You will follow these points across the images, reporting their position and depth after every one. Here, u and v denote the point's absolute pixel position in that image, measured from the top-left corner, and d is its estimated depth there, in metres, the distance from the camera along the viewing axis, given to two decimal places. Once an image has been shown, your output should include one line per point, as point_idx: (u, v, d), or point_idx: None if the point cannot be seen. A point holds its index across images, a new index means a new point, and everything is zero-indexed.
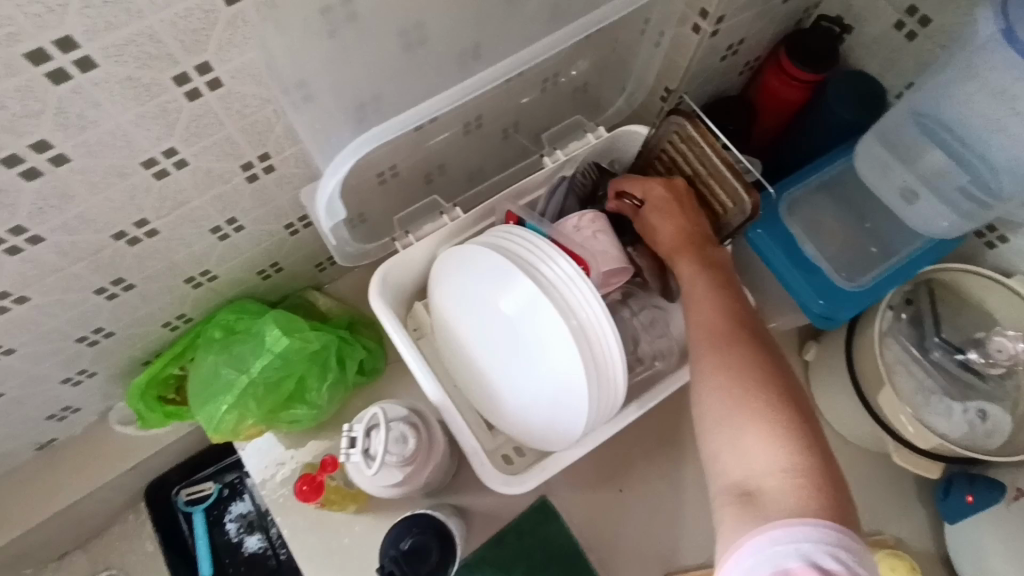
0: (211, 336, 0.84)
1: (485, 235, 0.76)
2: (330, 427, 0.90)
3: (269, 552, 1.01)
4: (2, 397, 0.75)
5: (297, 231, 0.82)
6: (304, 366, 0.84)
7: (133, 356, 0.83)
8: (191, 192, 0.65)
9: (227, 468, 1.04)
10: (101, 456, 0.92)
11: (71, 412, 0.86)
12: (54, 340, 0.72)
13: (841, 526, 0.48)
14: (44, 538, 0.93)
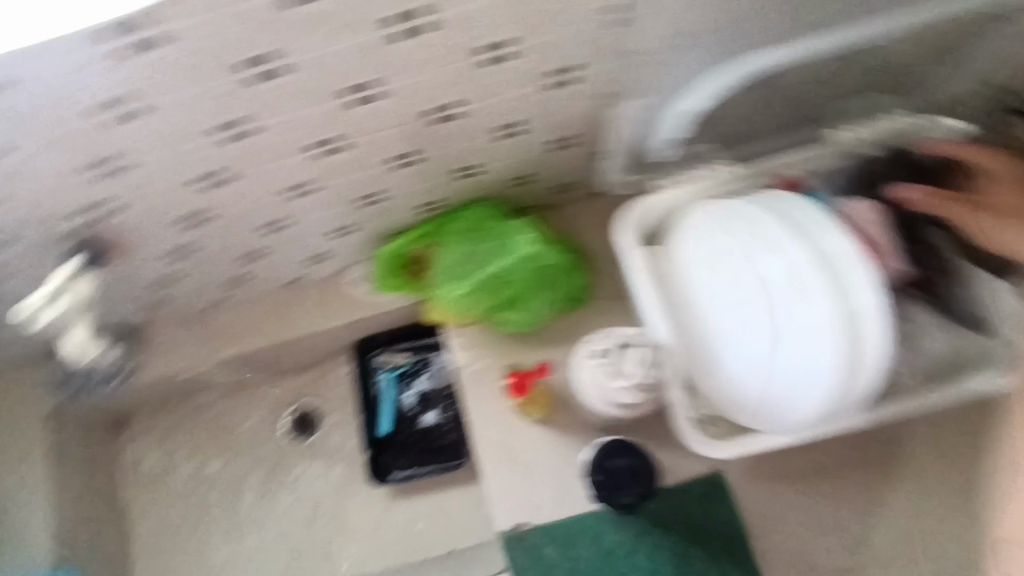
0: (459, 226, 0.91)
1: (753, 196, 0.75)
2: (531, 341, 0.98)
3: (442, 431, 1.11)
4: (294, 228, 0.88)
5: (563, 148, 0.85)
6: (540, 273, 0.88)
7: (391, 225, 0.93)
8: (502, 88, 0.69)
9: (421, 346, 1.13)
10: (331, 304, 1.02)
11: (322, 259, 0.97)
12: (349, 190, 0.82)
13: None
14: (277, 358, 1.09)
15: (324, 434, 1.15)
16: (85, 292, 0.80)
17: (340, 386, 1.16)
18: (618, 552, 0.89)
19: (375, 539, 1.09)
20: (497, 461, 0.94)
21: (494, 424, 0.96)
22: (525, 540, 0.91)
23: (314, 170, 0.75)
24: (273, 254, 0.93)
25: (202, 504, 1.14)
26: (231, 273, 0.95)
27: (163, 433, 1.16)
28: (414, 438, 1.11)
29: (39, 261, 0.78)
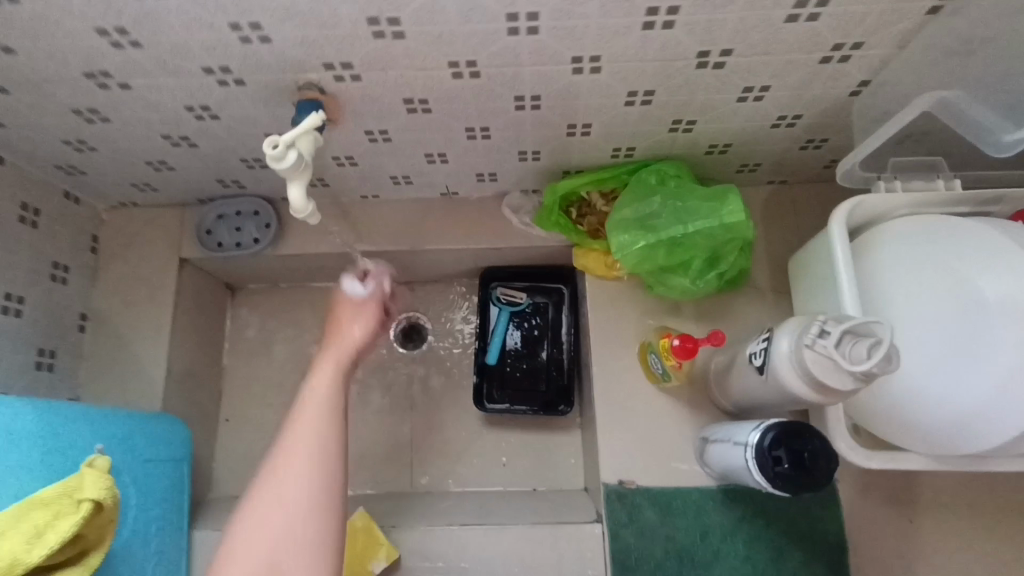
0: (647, 178, 0.87)
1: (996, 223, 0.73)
2: (675, 308, 0.98)
3: (542, 378, 1.11)
4: (483, 141, 0.85)
5: (779, 126, 0.82)
6: (722, 243, 0.85)
7: (573, 161, 0.91)
8: (778, 50, 0.65)
9: (543, 289, 1.13)
10: (480, 225, 1.04)
11: (494, 180, 0.98)
12: (559, 117, 0.79)
13: None
14: (407, 263, 1.10)
15: (431, 348, 1.16)
16: (309, 129, 0.66)
17: (456, 306, 1.18)
18: (717, 533, 0.90)
19: (461, 461, 1.11)
20: (613, 415, 0.95)
21: (618, 380, 0.97)
22: (627, 497, 0.92)
23: (547, 89, 0.71)
24: (449, 162, 0.92)
25: (300, 385, 1.17)
26: (401, 170, 0.94)
27: (281, 307, 1.21)
28: (517, 375, 1.11)
29: (248, 113, 0.77)
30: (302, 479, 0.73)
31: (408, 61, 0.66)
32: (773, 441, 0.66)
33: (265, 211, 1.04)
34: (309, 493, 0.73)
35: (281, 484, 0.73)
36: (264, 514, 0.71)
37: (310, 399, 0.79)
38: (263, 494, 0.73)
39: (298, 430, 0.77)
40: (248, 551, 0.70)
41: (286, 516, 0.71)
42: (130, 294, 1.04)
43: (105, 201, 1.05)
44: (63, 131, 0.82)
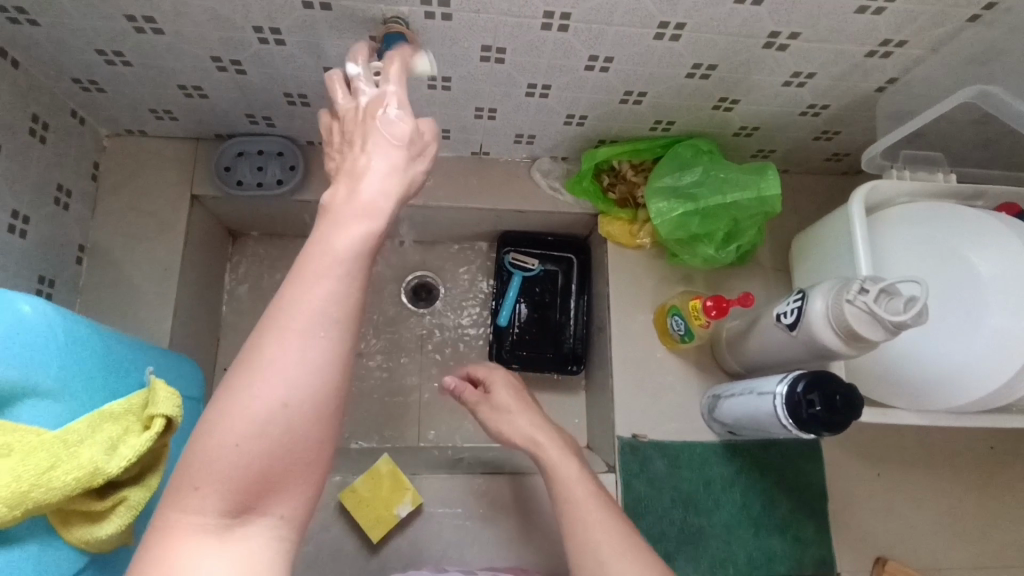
0: (685, 150, 0.94)
1: (996, 215, 0.81)
2: (687, 278, 1.05)
3: (550, 341, 1.15)
4: (538, 100, 0.88)
5: (805, 114, 0.90)
6: (751, 218, 0.93)
7: (612, 130, 0.96)
8: (836, 39, 0.73)
9: (555, 257, 1.16)
10: (507, 186, 1.06)
11: (530, 142, 1.01)
12: (621, 83, 0.84)
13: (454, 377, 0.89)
14: (428, 218, 1.10)
15: (442, 307, 1.18)
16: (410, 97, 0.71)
17: (466, 267, 1.20)
18: (718, 483, 0.97)
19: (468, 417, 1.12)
20: (629, 374, 1.00)
21: (633, 340, 1.02)
22: (639, 450, 0.97)
23: (623, 51, 0.77)
24: (495, 119, 0.94)
25: None
26: (444, 123, 0.95)
27: (283, 257, 1.17)
28: (526, 338, 1.15)
29: (319, 41, 0.76)
30: (325, 368, 0.47)
31: (507, 5, 0.69)
32: (806, 390, 0.73)
33: (291, 152, 1.01)
34: (323, 375, 0.47)
35: (288, 365, 0.46)
36: (260, 397, 0.45)
37: (334, 247, 0.50)
38: (254, 378, 0.46)
39: (310, 293, 0.48)
40: (241, 432, 0.44)
41: (287, 416, 0.45)
42: (135, 227, 0.98)
43: (111, 126, 0.98)
44: (105, 36, 0.77)
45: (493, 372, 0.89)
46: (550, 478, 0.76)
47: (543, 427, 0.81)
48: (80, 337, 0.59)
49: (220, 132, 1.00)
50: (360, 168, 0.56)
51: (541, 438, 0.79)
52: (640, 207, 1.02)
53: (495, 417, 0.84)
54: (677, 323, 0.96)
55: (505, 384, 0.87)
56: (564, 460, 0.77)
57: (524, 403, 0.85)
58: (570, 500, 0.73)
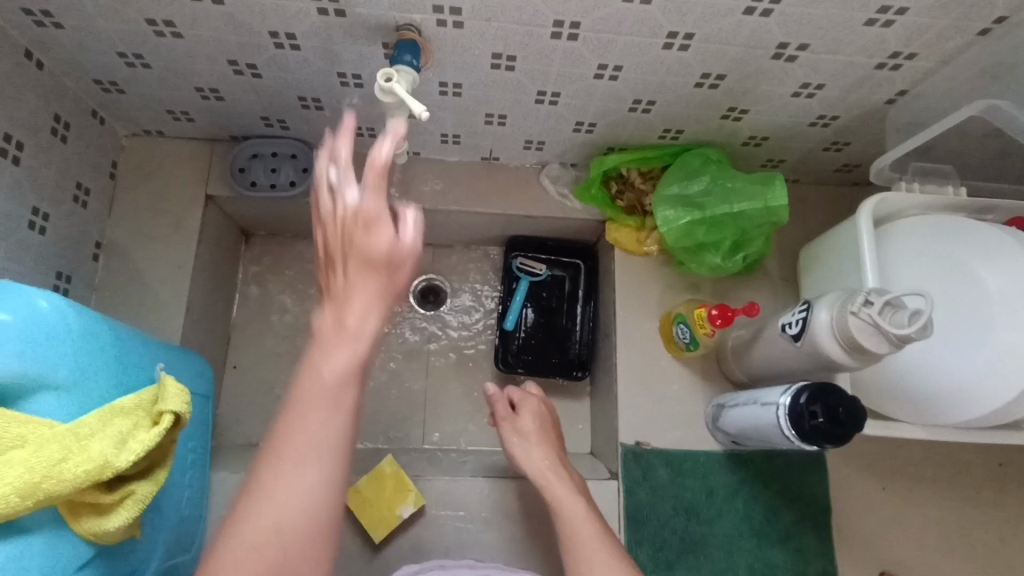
0: (693, 159, 0.94)
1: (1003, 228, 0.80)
2: (694, 286, 1.05)
3: (556, 346, 1.15)
4: (547, 107, 0.89)
5: (814, 125, 0.90)
6: (758, 228, 0.93)
7: (621, 138, 0.96)
8: (845, 51, 0.74)
9: (563, 263, 1.17)
10: (515, 191, 1.06)
11: (539, 149, 1.02)
12: (630, 91, 0.84)
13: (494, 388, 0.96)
14: (437, 222, 1.11)
15: (449, 310, 1.19)
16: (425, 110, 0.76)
17: (474, 271, 1.21)
18: (721, 493, 0.97)
19: (473, 420, 1.13)
20: (634, 381, 1.00)
21: (639, 347, 1.02)
22: (642, 457, 0.97)
23: (632, 60, 0.77)
24: (505, 125, 0.95)
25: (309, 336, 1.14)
26: (454, 128, 0.97)
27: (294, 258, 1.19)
28: (531, 343, 1.15)
29: (333, 47, 0.78)
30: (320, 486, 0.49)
31: (517, 14, 0.70)
32: (809, 402, 0.73)
33: (303, 155, 1.03)
34: (317, 500, 0.49)
35: (286, 484, 0.48)
36: (256, 526, 0.47)
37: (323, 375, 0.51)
38: (251, 511, 0.48)
39: (304, 425, 0.50)
40: (243, 562, 0.46)
41: (286, 541, 0.47)
42: (150, 225, 1.00)
43: (129, 126, 1.00)
44: (126, 40, 0.79)
45: (525, 395, 0.96)
46: (556, 513, 0.80)
47: (555, 467, 0.86)
48: (93, 332, 0.61)
49: (235, 134, 1.02)
50: (346, 289, 0.53)
51: (552, 471, 0.85)
52: (648, 215, 1.02)
53: (517, 441, 0.91)
54: (682, 331, 0.97)
55: (533, 411, 0.94)
56: (569, 496, 0.81)
57: (546, 435, 0.92)
58: (569, 528, 0.77)
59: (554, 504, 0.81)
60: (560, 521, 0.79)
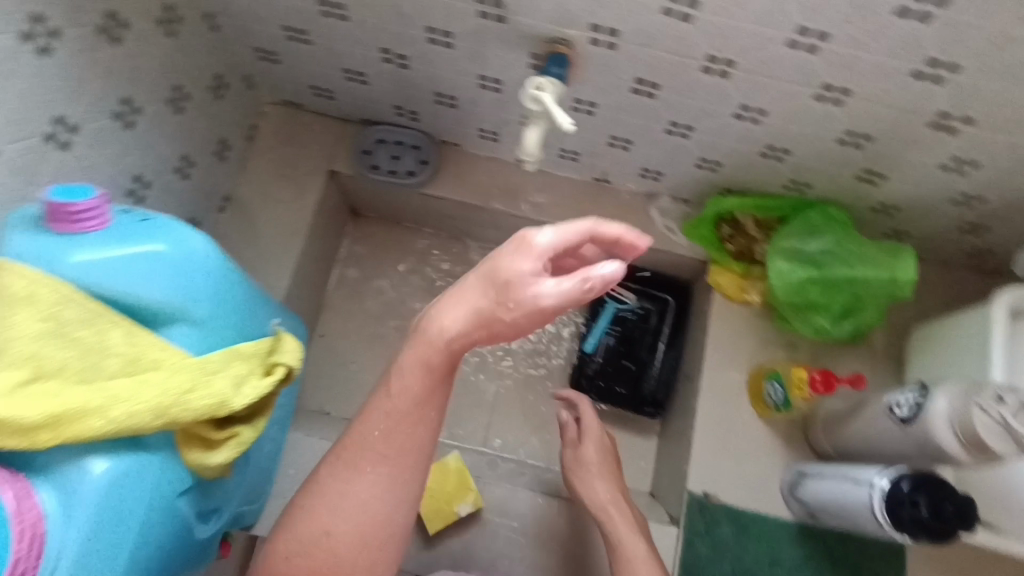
0: (818, 216, 0.92)
1: None
2: (790, 345, 1.01)
3: (632, 379, 1.13)
4: (676, 139, 0.89)
5: (954, 203, 0.86)
6: (875, 297, 0.90)
7: (744, 181, 0.95)
8: (1011, 130, 0.70)
9: (652, 297, 1.15)
10: (623, 215, 1.06)
11: (655, 179, 1.01)
12: (768, 136, 0.83)
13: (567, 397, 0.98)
14: None
15: None
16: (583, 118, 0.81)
17: None
18: (786, 565, 0.92)
19: (536, 434, 1.13)
20: (711, 429, 0.97)
21: (722, 396, 0.99)
22: (707, 509, 0.93)
23: (778, 105, 0.76)
24: (627, 150, 0.95)
25: (394, 321, 1.17)
26: (576, 145, 0.97)
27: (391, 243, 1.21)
28: (607, 370, 1.14)
29: (485, 50, 0.81)
30: (392, 475, 0.56)
31: (674, 43, 0.70)
32: (912, 493, 0.68)
33: (425, 147, 1.06)
34: (365, 518, 0.55)
35: (332, 517, 0.55)
36: (316, 524, 0.55)
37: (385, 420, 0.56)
38: (320, 512, 0.55)
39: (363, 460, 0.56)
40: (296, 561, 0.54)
41: (348, 510, 0.55)
42: (274, 189, 1.05)
43: (273, 95, 1.07)
44: (295, 16, 0.84)
45: (587, 421, 0.94)
46: (614, 551, 0.79)
47: (618, 502, 0.85)
48: (230, 277, 0.64)
49: (366, 117, 1.07)
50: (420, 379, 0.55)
51: (613, 507, 0.84)
52: (756, 263, 1.00)
53: (579, 467, 0.90)
54: (773, 390, 0.93)
55: (596, 440, 0.92)
56: (631, 535, 0.80)
57: (606, 465, 0.90)
58: (626, 567, 0.76)
59: (615, 539, 0.80)
60: (618, 559, 0.77)
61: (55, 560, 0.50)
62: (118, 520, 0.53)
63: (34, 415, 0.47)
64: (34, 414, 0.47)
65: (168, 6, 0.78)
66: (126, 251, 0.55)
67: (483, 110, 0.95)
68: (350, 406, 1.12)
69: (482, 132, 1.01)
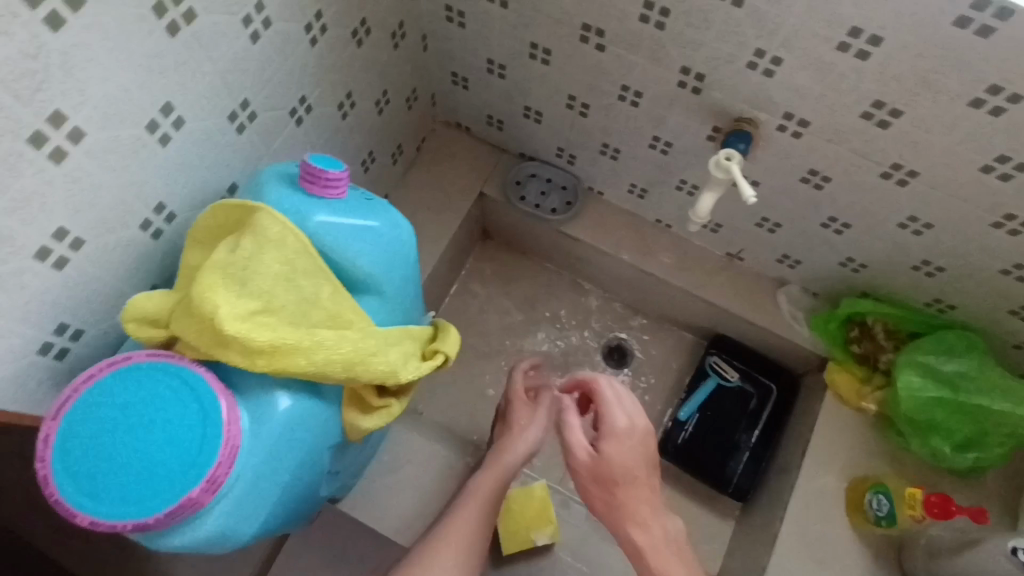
0: (957, 339, 0.91)
1: None
2: (898, 462, 0.97)
3: (721, 457, 1.12)
4: (828, 234, 0.91)
5: None
6: (1005, 435, 0.88)
7: (883, 288, 0.95)
8: None
9: (756, 382, 1.14)
10: (748, 295, 1.08)
11: (791, 267, 1.03)
12: (926, 250, 0.84)
13: (599, 382, 0.87)
14: (658, 293, 1.15)
15: (629, 376, 1.20)
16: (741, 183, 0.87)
17: (665, 352, 1.22)
18: None
19: None
20: (802, 525, 0.93)
21: (820, 495, 0.95)
22: None
23: (949, 222, 0.78)
24: (774, 233, 0.97)
25: (498, 343, 1.22)
26: (722, 219, 1.01)
27: (510, 271, 1.27)
28: (696, 442, 1.13)
29: (670, 116, 0.87)
30: (468, 551, 0.79)
31: (861, 144, 0.74)
32: None
33: (573, 190, 1.13)
34: None
35: None
36: None
37: (463, 516, 0.81)
38: None
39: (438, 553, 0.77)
40: None
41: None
42: (425, 196, 1.13)
43: (447, 116, 1.17)
44: (502, 52, 0.93)
45: (613, 419, 0.83)
46: None
47: (654, 546, 0.78)
48: (416, 270, 0.70)
49: (525, 152, 1.15)
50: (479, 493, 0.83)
51: (650, 554, 0.77)
52: (877, 371, 0.99)
53: (604, 472, 0.81)
54: (878, 502, 0.90)
55: (625, 443, 0.82)
56: None
57: (633, 476, 0.81)
58: None
59: None
60: None
61: (241, 470, 0.54)
62: (289, 448, 0.58)
63: (263, 339, 0.53)
64: (263, 338, 0.53)
65: (402, 23, 0.90)
66: (355, 222, 0.61)
67: (642, 167, 1.01)
68: (441, 414, 1.16)
69: (631, 187, 1.07)
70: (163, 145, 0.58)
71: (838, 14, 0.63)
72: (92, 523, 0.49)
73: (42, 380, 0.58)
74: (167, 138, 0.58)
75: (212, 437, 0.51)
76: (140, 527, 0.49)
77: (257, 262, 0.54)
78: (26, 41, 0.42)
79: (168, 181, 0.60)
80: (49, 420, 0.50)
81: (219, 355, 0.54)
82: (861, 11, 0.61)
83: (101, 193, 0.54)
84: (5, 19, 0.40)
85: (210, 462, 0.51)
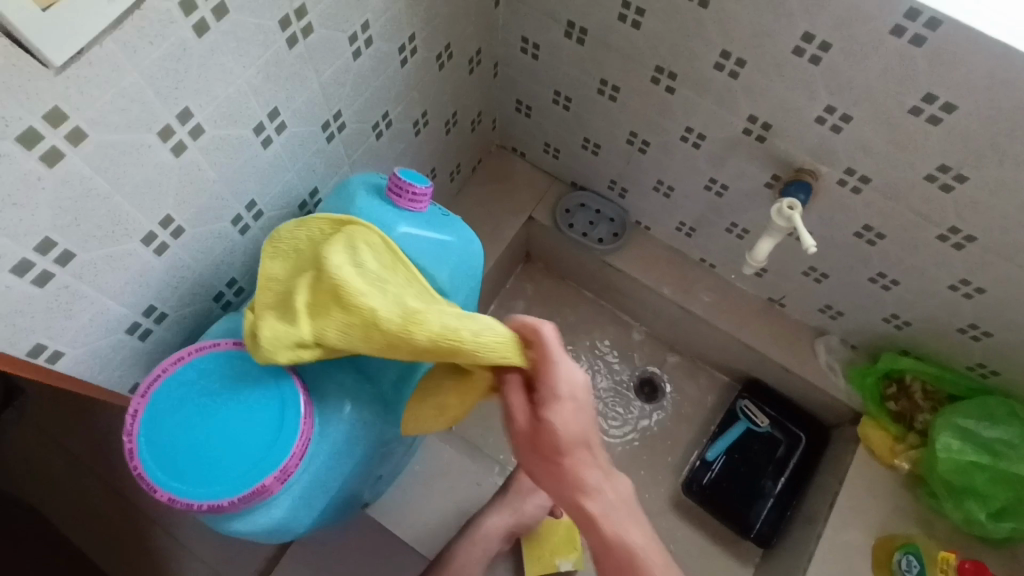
0: (999, 406, 0.91)
1: None
2: (927, 523, 0.96)
3: (746, 503, 1.11)
4: (875, 288, 0.92)
5: None
6: None
7: (926, 347, 0.96)
8: None
9: (787, 431, 1.14)
10: (786, 341, 1.09)
11: (832, 317, 1.04)
12: (975, 314, 0.85)
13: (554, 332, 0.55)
14: (696, 331, 1.16)
15: (658, 411, 1.21)
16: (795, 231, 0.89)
17: (696, 390, 1.23)
18: None
19: None
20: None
21: (846, 548, 0.95)
22: None
23: (1001, 287, 0.79)
24: (819, 283, 0.99)
25: None
26: (768, 264, 1.03)
27: (549, 295, 1.29)
28: (721, 484, 1.13)
29: (730, 160, 0.89)
30: None
31: (921, 205, 0.76)
32: None
33: (620, 223, 1.16)
34: None
35: None
36: None
37: None
38: None
39: None
40: None
41: None
42: (476, 215, 1.16)
43: (504, 140, 1.21)
44: (570, 85, 0.97)
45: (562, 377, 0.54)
46: None
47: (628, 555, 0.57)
48: (479, 288, 0.72)
49: (577, 182, 1.18)
50: None
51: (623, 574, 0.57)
52: (912, 431, 0.99)
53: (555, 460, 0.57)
54: (908, 563, 0.90)
55: (572, 414, 0.55)
56: None
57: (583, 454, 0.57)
58: None
59: None
60: None
61: (309, 463, 0.56)
62: (352, 448, 0.60)
63: (427, 334, 0.50)
64: (423, 334, 0.50)
65: (478, 50, 0.94)
66: (433, 237, 0.65)
67: (694, 207, 1.03)
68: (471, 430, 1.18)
69: (679, 225, 1.09)
70: (264, 147, 0.61)
71: (913, 79, 0.65)
72: (170, 500, 0.51)
73: (124, 358, 0.60)
74: (269, 140, 0.61)
75: (289, 429, 0.53)
76: (213, 509, 0.51)
77: (379, 272, 0.54)
78: (175, 45, 0.46)
79: (264, 182, 0.63)
80: (138, 397, 0.52)
81: (392, 350, 0.52)
82: (937, 77, 0.64)
83: (208, 186, 0.57)
84: (162, 23, 0.44)
85: (284, 455, 0.53)
